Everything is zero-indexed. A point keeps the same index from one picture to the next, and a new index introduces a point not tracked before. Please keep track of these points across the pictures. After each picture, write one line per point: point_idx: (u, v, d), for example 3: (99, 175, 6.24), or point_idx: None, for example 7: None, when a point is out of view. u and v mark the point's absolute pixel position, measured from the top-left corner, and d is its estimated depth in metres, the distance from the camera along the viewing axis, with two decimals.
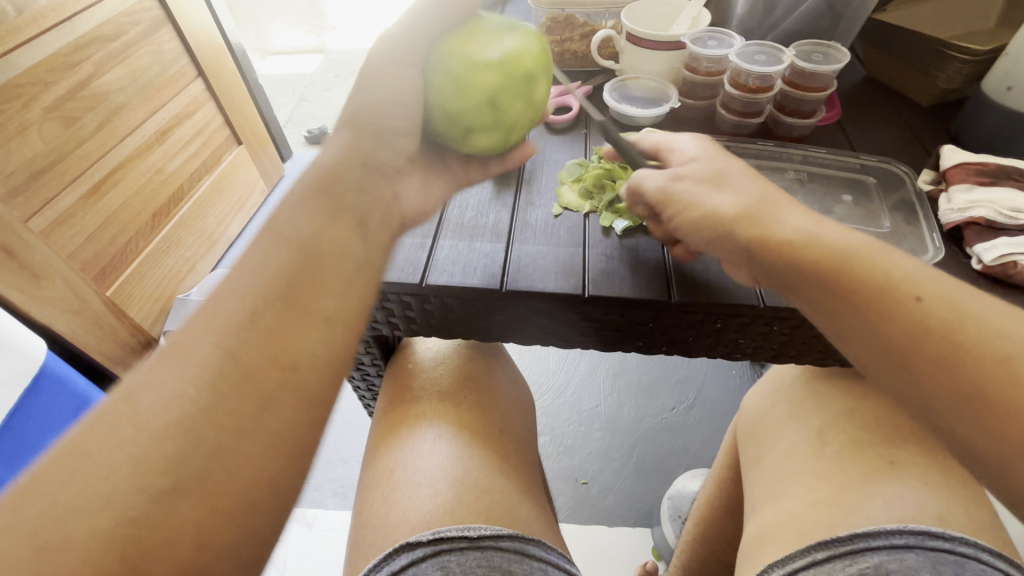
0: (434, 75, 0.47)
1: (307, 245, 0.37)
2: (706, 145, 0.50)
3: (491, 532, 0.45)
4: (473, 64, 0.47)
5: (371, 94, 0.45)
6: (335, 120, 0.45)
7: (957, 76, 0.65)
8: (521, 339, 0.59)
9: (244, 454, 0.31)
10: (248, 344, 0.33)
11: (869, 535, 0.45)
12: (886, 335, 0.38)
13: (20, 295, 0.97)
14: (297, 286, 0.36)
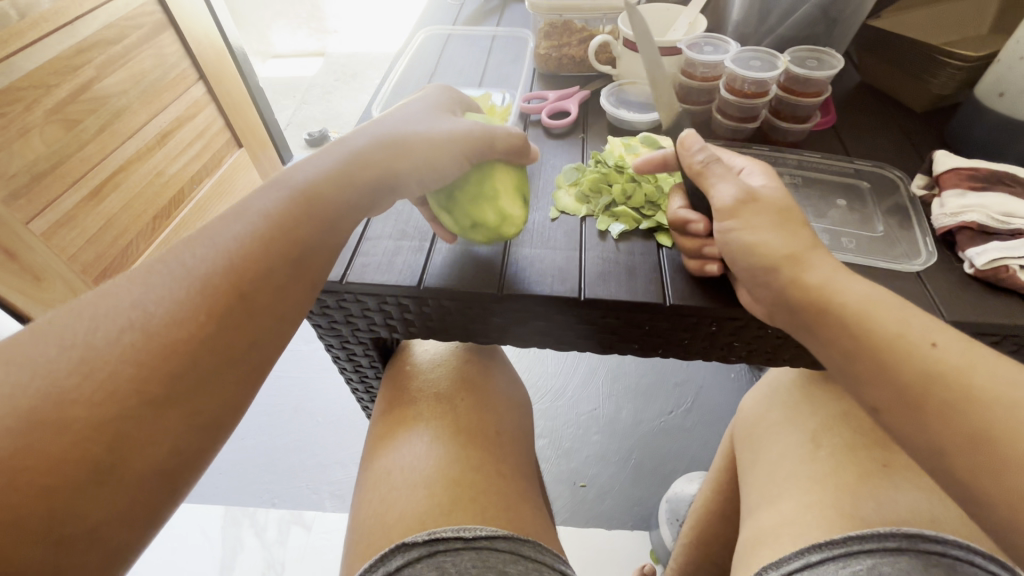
0: (468, 175, 0.51)
1: (321, 214, 0.43)
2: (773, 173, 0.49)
3: (487, 533, 0.46)
4: (493, 200, 0.51)
5: (428, 140, 0.48)
6: (387, 135, 0.48)
7: (949, 82, 0.66)
8: (519, 342, 0.59)
9: (227, 383, 0.36)
10: (253, 284, 0.38)
11: (861, 537, 0.45)
12: (894, 380, 0.38)
13: (21, 296, 0.98)
14: (304, 250, 0.41)
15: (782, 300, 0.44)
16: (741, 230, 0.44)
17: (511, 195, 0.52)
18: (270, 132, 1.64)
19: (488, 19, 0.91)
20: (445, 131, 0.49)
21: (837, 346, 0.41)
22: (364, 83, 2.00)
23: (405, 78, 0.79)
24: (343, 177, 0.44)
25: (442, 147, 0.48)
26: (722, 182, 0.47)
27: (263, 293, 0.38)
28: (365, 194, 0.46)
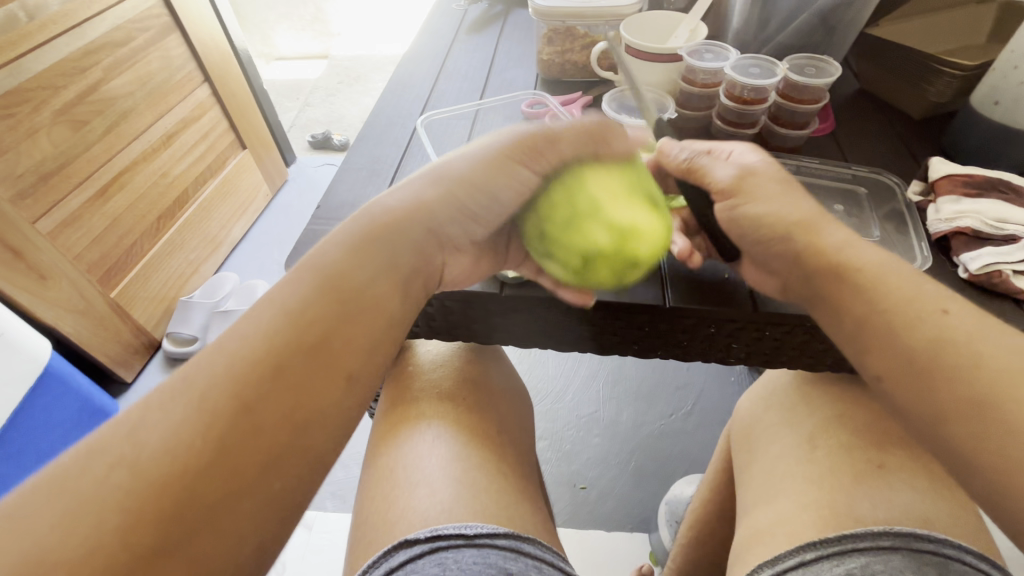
0: (551, 193, 0.49)
1: (341, 296, 0.40)
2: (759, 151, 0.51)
3: (488, 530, 0.47)
4: (597, 214, 0.48)
5: (465, 170, 0.46)
6: (427, 177, 0.47)
7: (946, 90, 0.67)
8: (521, 342, 0.60)
9: (240, 511, 0.34)
10: (263, 393, 0.36)
11: (855, 536, 0.46)
12: (893, 351, 0.41)
13: (25, 295, 1.00)
14: (324, 342, 0.38)
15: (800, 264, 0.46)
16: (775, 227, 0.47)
17: (616, 199, 0.48)
18: (275, 133, 1.66)
19: (491, 25, 0.92)
20: (482, 149, 0.47)
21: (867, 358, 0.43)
22: (367, 85, 2.02)
23: (409, 84, 0.81)
24: (370, 240, 0.43)
25: (481, 175, 0.46)
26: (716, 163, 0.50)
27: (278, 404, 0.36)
28: (401, 258, 0.44)
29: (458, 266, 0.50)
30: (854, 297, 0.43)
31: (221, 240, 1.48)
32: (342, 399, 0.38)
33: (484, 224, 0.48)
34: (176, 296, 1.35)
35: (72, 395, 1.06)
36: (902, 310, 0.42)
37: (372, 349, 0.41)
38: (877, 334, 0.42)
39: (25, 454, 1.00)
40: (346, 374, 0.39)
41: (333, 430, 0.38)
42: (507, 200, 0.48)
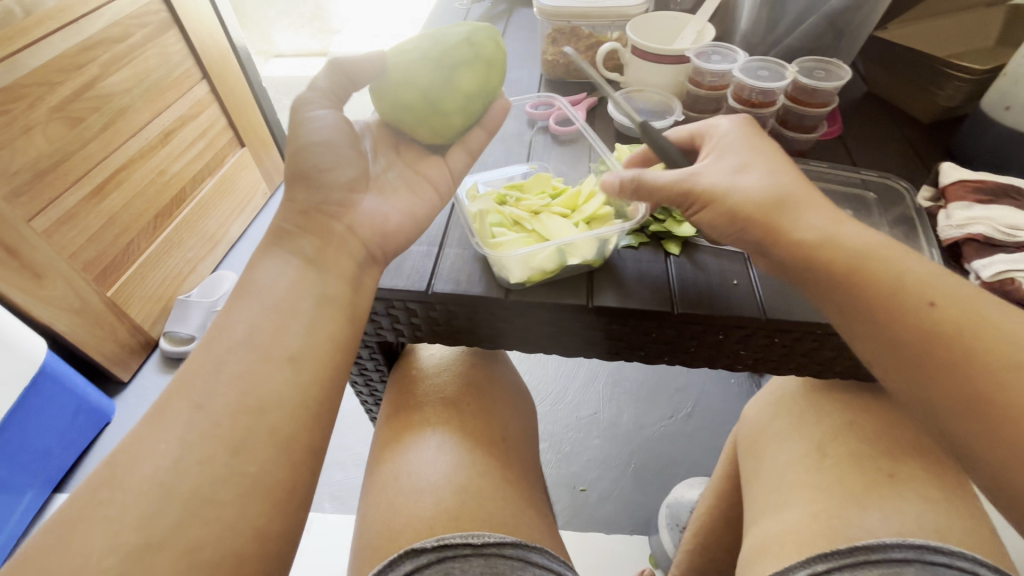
0: (415, 68, 0.52)
1: (260, 295, 0.43)
2: (738, 140, 0.49)
3: (495, 539, 0.46)
4: (437, 39, 0.53)
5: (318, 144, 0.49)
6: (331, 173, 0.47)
7: (957, 94, 0.67)
8: (526, 347, 0.59)
9: (223, 499, 0.36)
10: (218, 394, 0.39)
11: (868, 548, 0.45)
12: (882, 342, 0.42)
13: (20, 294, 0.99)
14: (259, 337, 0.41)
15: (768, 252, 0.46)
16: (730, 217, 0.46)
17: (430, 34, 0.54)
18: (273, 131, 1.65)
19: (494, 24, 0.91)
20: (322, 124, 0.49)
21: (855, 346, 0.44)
22: None
23: None
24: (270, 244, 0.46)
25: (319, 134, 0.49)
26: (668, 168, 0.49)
27: (223, 398, 0.38)
28: (296, 241, 0.46)
29: (370, 213, 0.50)
30: (836, 289, 0.43)
31: (219, 238, 1.46)
32: (290, 380, 0.40)
33: (336, 159, 0.49)
34: (174, 295, 1.33)
35: (68, 394, 1.05)
36: (894, 302, 0.41)
37: (309, 328, 0.42)
38: (865, 325, 0.43)
39: (19, 455, 0.98)
40: (286, 356, 0.41)
41: (291, 409, 0.40)
42: (332, 133, 0.50)
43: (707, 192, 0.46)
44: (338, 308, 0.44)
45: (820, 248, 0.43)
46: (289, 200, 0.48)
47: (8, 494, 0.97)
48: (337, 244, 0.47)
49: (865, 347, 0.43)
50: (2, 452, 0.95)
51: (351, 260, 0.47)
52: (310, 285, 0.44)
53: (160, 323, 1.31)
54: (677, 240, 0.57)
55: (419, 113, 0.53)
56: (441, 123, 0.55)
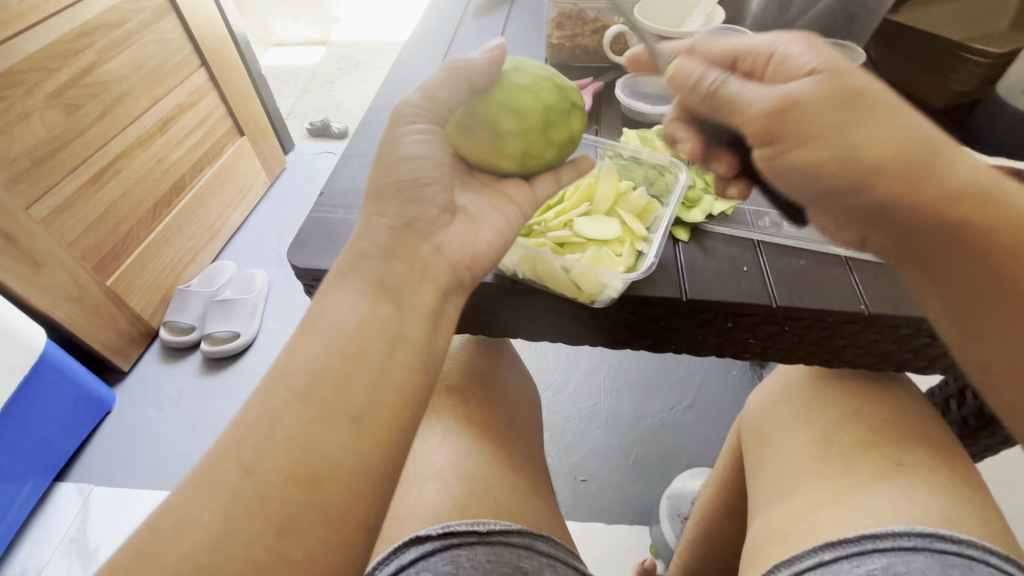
0: (532, 134, 0.51)
1: (327, 334, 0.40)
2: (823, 55, 0.44)
3: (502, 527, 0.46)
4: (569, 122, 0.53)
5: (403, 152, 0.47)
6: (389, 168, 0.47)
7: (970, 78, 0.68)
8: (531, 334, 0.60)
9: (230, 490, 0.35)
10: (270, 456, 0.35)
11: (878, 537, 0.46)
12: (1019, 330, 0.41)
13: (19, 282, 0.98)
14: (319, 390, 0.37)
15: (888, 210, 0.43)
16: (847, 174, 0.43)
17: (571, 104, 0.53)
18: (272, 120, 1.62)
19: (497, 8, 0.89)
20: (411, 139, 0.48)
21: (972, 327, 0.43)
22: (367, 72, 1.98)
23: (415, 72, 0.78)
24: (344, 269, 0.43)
25: (418, 150, 0.48)
26: (749, 89, 0.45)
27: (277, 466, 0.34)
28: (375, 267, 0.43)
29: (460, 235, 0.48)
30: (975, 259, 0.42)
31: (219, 228, 1.45)
32: (351, 445, 0.36)
33: (434, 176, 0.48)
34: (173, 285, 1.32)
35: (68, 383, 1.04)
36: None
37: (375, 385, 0.38)
38: (1000, 297, 0.41)
39: (18, 444, 0.98)
40: (350, 413, 0.37)
41: (347, 478, 0.35)
42: (431, 151, 0.49)
43: (813, 138, 0.43)
44: (413, 348, 0.41)
45: (953, 213, 0.41)
46: (379, 214, 0.46)
47: (7, 482, 0.96)
48: (420, 274, 0.45)
49: (985, 330, 0.43)
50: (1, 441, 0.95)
51: (435, 290, 0.45)
52: (384, 321, 0.41)
53: (160, 313, 1.30)
54: (686, 227, 0.57)
55: (513, 122, 0.50)
56: (507, 145, 0.51)
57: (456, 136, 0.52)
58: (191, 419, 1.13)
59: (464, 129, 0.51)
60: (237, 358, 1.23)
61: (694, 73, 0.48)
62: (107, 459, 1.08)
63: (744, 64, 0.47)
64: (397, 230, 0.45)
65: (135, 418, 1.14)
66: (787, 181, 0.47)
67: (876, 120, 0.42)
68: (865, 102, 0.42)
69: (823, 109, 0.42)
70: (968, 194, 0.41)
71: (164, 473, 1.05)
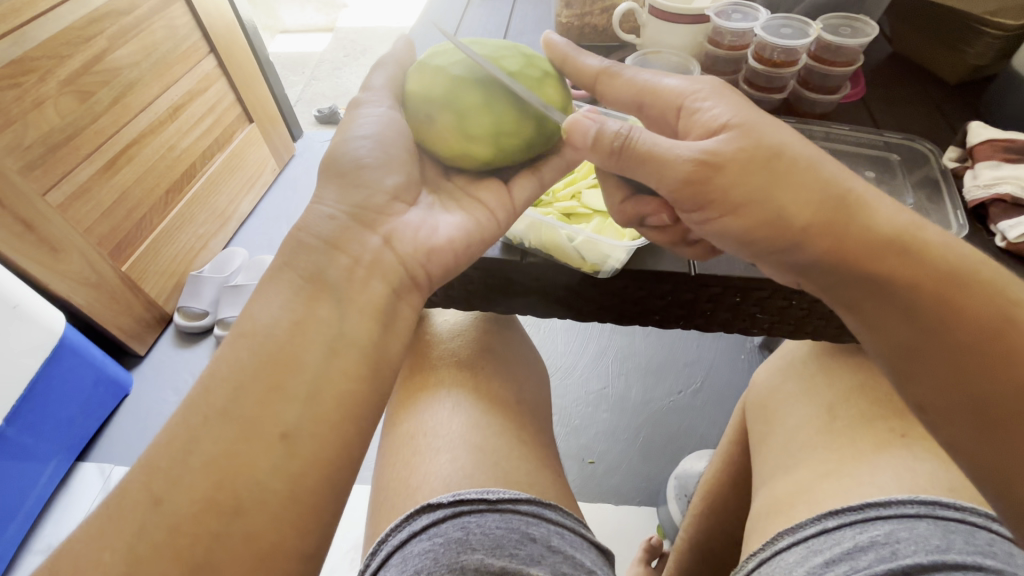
0: (495, 105, 0.49)
1: (256, 337, 0.39)
2: (733, 103, 0.44)
3: (511, 496, 0.48)
4: (536, 92, 0.51)
5: (345, 136, 0.50)
6: (333, 153, 0.49)
7: (987, 51, 0.68)
8: (541, 311, 0.62)
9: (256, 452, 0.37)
10: (183, 484, 0.35)
11: (880, 505, 0.47)
12: (966, 379, 0.43)
13: (38, 267, 1.01)
14: (246, 409, 0.37)
15: (821, 267, 0.43)
16: (784, 226, 0.42)
17: (539, 78, 0.51)
18: (281, 107, 1.63)
19: None
20: (353, 124, 0.51)
21: (915, 377, 0.44)
22: (374, 58, 1.97)
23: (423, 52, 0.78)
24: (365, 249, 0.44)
25: (359, 130, 0.50)
26: (667, 142, 0.41)
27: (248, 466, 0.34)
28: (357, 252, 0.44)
29: (415, 224, 0.48)
30: (904, 308, 0.43)
31: (230, 214, 1.46)
32: (278, 467, 0.36)
33: (382, 163, 0.49)
34: (186, 270, 1.34)
35: (87, 366, 1.07)
36: (960, 320, 0.42)
37: (310, 394, 0.38)
38: (926, 349, 0.43)
39: (39, 424, 1.01)
40: (280, 433, 0.37)
41: (275, 508, 0.36)
42: (376, 129, 0.50)
43: (734, 187, 0.41)
44: (357, 352, 0.40)
45: (893, 266, 0.42)
46: (319, 202, 0.46)
47: (31, 461, 0.99)
48: (368, 268, 0.44)
49: (926, 377, 0.44)
50: (24, 421, 0.98)
51: (385, 284, 0.44)
52: (322, 324, 0.40)
53: (174, 298, 1.32)
54: None
55: (476, 98, 0.50)
56: (472, 126, 0.50)
57: (425, 131, 0.52)
58: None
59: (426, 117, 0.51)
60: None
61: (590, 130, 0.42)
62: (127, 439, 1.11)
63: (652, 108, 0.49)
64: (341, 220, 0.45)
65: (152, 401, 1.16)
66: (718, 242, 0.46)
67: (797, 184, 0.41)
68: (780, 165, 0.41)
69: (744, 174, 0.41)
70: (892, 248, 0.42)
71: None
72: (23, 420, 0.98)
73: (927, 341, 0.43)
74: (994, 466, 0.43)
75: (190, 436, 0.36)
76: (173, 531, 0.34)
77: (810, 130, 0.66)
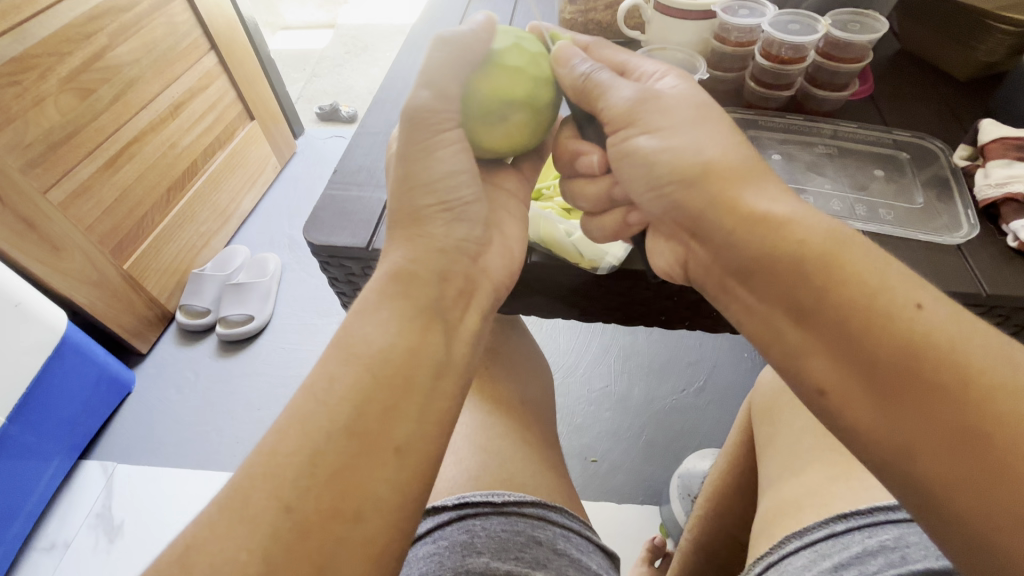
0: (558, 99, 0.51)
1: (373, 363, 0.37)
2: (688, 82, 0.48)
3: (516, 499, 0.47)
4: None
5: (430, 175, 0.45)
6: (426, 205, 0.45)
7: (998, 48, 0.67)
8: (547, 312, 0.63)
9: None
10: (312, 495, 0.32)
11: (890, 508, 0.46)
12: (868, 352, 0.36)
13: (39, 266, 1.00)
14: (367, 423, 0.35)
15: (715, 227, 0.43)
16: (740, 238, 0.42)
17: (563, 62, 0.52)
18: (282, 104, 1.62)
19: None
20: (439, 148, 0.45)
21: (815, 355, 0.39)
22: (375, 54, 1.96)
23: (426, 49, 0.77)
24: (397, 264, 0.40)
25: (446, 164, 0.45)
26: (617, 83, 0.47)
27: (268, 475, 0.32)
28: None
29: (500, 254, 0.50)
30: (787, 277, 0.40)
31: (232, 212, 1.46)
32: (394, 479, 0.34)
33: (473, 193, 0.48)
34: (188, 269, 1.34)
35: (89, 364, 1.07)
36: (852, 284, 0.37)
37: (422, 413, 0.37)
38: (817, 320, 0.38)
39: (41, 423, 1.00)
40: (395, 445, 0.35)
41: (391, 514, 0.34)
42: (465, 160, 0.47)
43: (648, 115, 0.45)
44: (456, 378, 0.40)
45: (778, 236, 0.40)
46: (428, 239, 0.44)
47: (32, 460, 0.99)
48: (469, 297, 0.45)
49: (828, 355, 0.38)
50: (25, 419, 0.98)
51: (478, 314, 0.45)
52: (432, 352, 0.39)
53: (176, 297, 1.32)
54: None
55: (549, 94, 0.49)
56: (544, 121, 0.50)
57: (494, 130, 0.48)
58: (208, 400, 1.15)
59: (500, 116, 0.47)
60: (251, 340, 1.24)
61: (572, 62, 0.48)
62: (130, 438, 1.11)
63: None
64: (450, 253, 0.45)
65: (154, 399, 1.16)
66: (631, 183, 0.48)
67: (710, 130, 0.45)
68: (704, 115, 0.45)
69: (666, 110, 0.45)
70: (775, 224, 0.40)
71: (183, 451, 1.08)
72: (24, 419, 0.98)
73: (820, 307, 0.38)
74: (896, 466, 0.35)
75: (315, 446, 0.33)
76: (305, 535, 0.31)
77: (820, 129, 0.66)
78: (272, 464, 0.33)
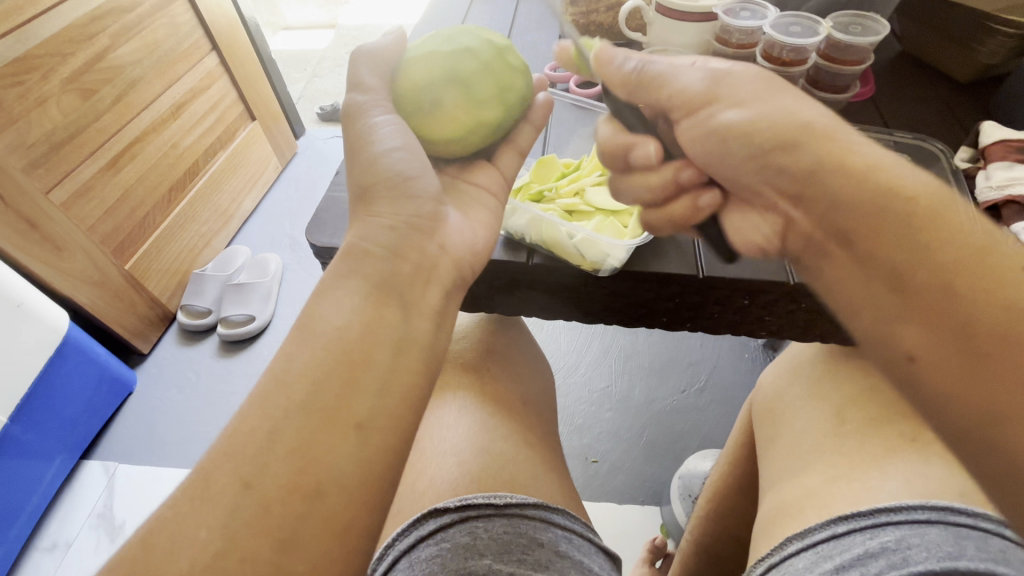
0: (492, 69, 0.51)
1: (326, 339, 0.35)
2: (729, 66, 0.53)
3: (518, 500, 0.47)
4: (510, 51, 0.53)
5: (366, 152, 0.46)
6: (364, 179, 0.45)
7: (998, 50, 0.68)
8: (549, 313, 0.63)
9: None
10: (271, 469, 0.31)
11: (891, 510, 0.46)
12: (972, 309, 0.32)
13: (41, 266, 1.00)
14: (322, 400, 0.33)
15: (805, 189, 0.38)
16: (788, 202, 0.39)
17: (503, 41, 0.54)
18: (283, 104, 1.63)
19: None
20: (372, 131, 0.47)
21: (905, 312, 0.33)
22: None
23: None
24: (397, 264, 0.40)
25: (381, 140, 0.46)
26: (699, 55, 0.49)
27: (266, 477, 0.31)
28: (374, 259, 0.40)
29: (457, 230, 0.46)
30: (886, 217, 0.34)
31: (233, 212, 1.46)
32: (354, 455, 0.32)
33: (415, 167, 0.46)
34: (190, 269, 1.34)
35: (90, 364, 1.07)
36: (951, 233, 0.34)
37: (383, 386, 0.35)
38: (914, 270, 0.33)
39: (42, 424, 1.00)
40: (354, 421, 0.33)
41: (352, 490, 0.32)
42: (400, 136, 0.47)
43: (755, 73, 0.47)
44: (417, 352, 0.37)
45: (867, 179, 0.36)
46: (375, 215, 0.42)
47: (33, 460, 0.99)
48: (426, 275, 0.41)
49: (924, 311, 0.32)
50: (26, 420, 0.98)
51: (441, 290, 0.42)
52: (387, 325, 0.37)
53: (177, 297, 1.32)
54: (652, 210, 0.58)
55: (473, 66, 0.50)
56: (479, 93, 0.50)
57: (430, 118, 0.50)
58: (210, 400, 1.15)
59: (431, 99, 0.49)
60: (252, 341, 1.24)
61: None
62: (130, 438, 1.11)
63: None
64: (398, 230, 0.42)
65: (157, 400, 1.16)
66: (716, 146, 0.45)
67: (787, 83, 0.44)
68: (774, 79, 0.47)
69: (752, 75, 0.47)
70: (863, 175, 0.36)
71: (185, 451, 1.08)
72: (25, 419, 0.98)
73: (924, 253, 0.33)
74: (991, 433, 0.32)
75: (271, 425, 0.32)
76: (266, 510, 0.30)
77: None
78: (249, 449, 0.31)
